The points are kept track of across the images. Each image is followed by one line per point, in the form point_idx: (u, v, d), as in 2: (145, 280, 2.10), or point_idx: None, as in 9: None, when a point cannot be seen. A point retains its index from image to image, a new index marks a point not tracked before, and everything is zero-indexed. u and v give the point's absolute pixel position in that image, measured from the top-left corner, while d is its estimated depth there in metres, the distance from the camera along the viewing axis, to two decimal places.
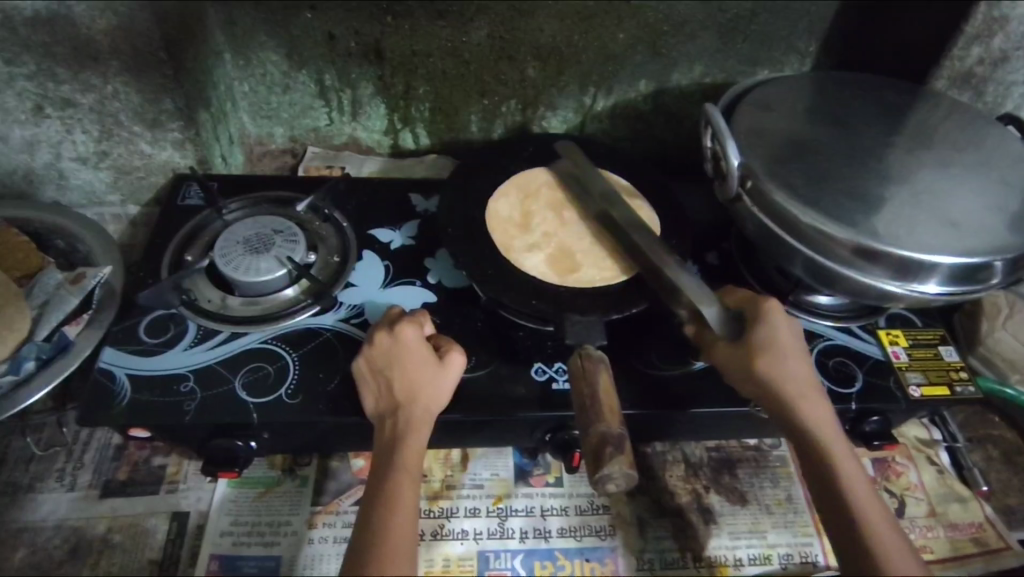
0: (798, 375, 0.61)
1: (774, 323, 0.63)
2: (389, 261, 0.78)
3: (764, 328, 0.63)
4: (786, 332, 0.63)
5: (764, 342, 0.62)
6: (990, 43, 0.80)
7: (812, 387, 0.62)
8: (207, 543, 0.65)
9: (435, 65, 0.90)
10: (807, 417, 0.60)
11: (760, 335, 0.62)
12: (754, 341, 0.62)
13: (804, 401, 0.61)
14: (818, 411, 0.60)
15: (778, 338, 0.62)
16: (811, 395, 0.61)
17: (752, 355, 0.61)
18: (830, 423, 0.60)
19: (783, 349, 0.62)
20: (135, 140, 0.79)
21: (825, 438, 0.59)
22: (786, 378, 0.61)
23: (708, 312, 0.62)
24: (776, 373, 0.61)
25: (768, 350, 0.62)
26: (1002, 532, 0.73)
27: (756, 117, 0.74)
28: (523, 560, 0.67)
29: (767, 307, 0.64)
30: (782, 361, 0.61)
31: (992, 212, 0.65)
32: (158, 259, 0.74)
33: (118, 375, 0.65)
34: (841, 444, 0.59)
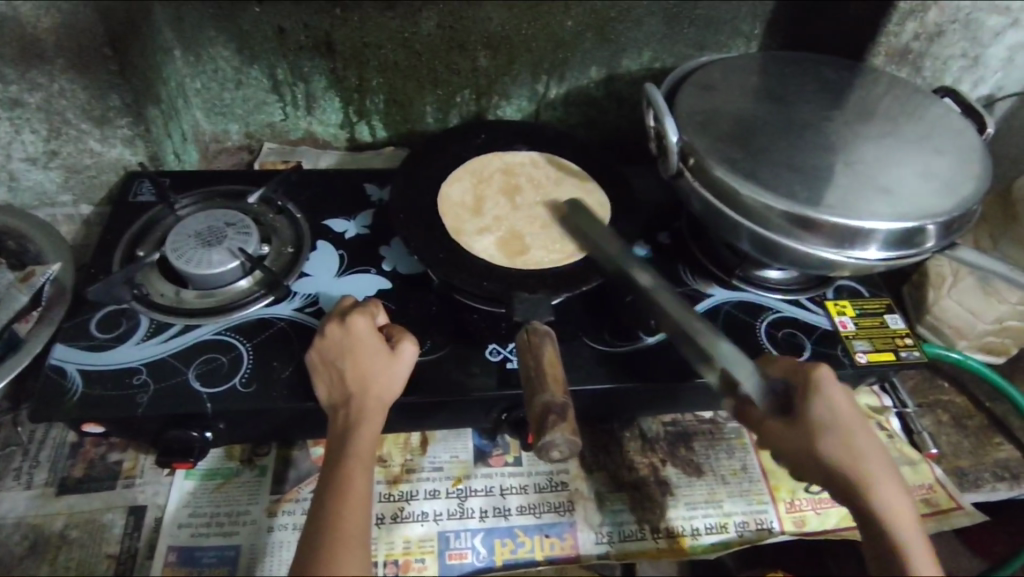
0: (865, 454, 0.58)
1: (834, 398, 0.59)
2: (343, 250, 0.78)
3: (823, 404, 0.59)
4: (846, 406, 0.60)
5: (826, 421, 0.59)
6: (923, 18, 0.82)
7: (881, 466, 0.58)
8: (165, 536, 0.65)
9: (387, 57, 0.90)
10: (877, 502, 0.57)
11: (819, 413, 0.59)
12: (810, 419, 0.59)
13: (870, 482, 0.57)
14: (890, 493, 0.57)
15: (836, 413, 0.59)
16: (881, 475, 0.58)
17: (811, 437, 0.58)
18: (898, 501, 0.57)
19: (848, 428, 0.58)
20: (84, 137, 0.79)
21: (896, 521, 0.56)
22: (854, 460, 0.58)
23: (748, 385, 0.59)
24: (841, 456, 0.58)
25: (830, 431, 0.58)
26: (952, 493, 0.75)
27: (699, 97, 0.75)
28: (483, 539, 0.67)
29: (822, 379, 0.60)
30: (848, 442, 0.58)
31: (922, 179, 0.67)
32: (110, 255, 0.74)
33: (69, 371, 0.65)
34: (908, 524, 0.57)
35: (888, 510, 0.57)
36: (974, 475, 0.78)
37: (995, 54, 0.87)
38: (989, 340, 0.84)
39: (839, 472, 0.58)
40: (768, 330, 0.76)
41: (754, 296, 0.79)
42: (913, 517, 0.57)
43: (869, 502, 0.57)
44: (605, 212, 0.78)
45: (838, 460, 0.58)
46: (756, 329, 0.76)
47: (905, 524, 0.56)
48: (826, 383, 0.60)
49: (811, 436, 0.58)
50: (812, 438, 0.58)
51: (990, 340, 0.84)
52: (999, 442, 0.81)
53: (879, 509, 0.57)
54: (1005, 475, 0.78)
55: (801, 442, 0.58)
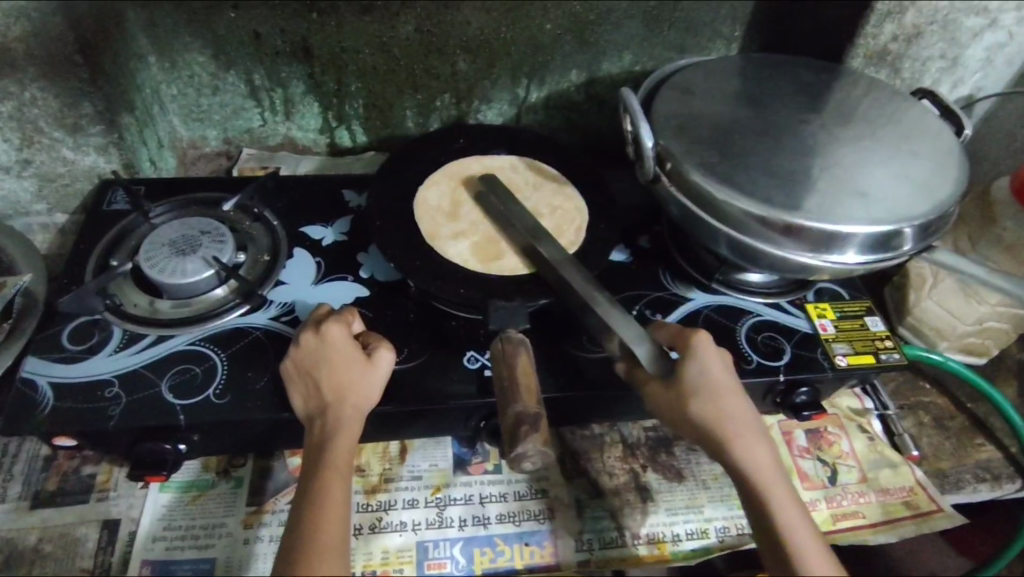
0: (734, 412, 0.59)
1: (705, 358, 0.61)
2: (320, 257, 0.78)
3: (695, 364, 0.61)
4: (717, 365, 0.61)
5: (696, 380, 0.60)
6: (901, 20, 0.82)
7: (748, 422, 0.59)
8: (138, 549, 0.64)
9: (365, 61, 0.90)
10: (743, 456, 0.58)
11: (692, 375, 0.60)
12: (682, 381, 0.60)
13: (739, 440, 0.58)
14: (757, 448, 0.58)
15: (708, 375, 0.60)
16: (750, 431, 0.59)
17: (682, 397, 0.59)
18: (766, 457, 0.58)
19: (716, 385, 0.60)
20: (57, 146, 0.78)
21: (762, 475, 0.58)
22: (722, 417, 0.59)
23: (639, 350, 0.59)
24: (710, 415, 0.59)
25: (699, 391, 0.59)
26: (933, 495, 0.74)
27: (678, 101, 0.75)
28: (462, 548, 0.67)
29: (696, 340, 0.62)
30: (717, 399, 0.59)
31: (899, 182, 0.67)
32: (82, 265, 0.73)
33: (39, 384, 0.64)
34: (775, 478, 0.58)
35: (753, 464, 0.58)
36: (955, 476, 0.78)
37: (974, 55, 0.87)
38: (970, 341, 0.84)
39: (708, 429, 0.59)
40: (748, 334, 0.75)
41: (734, 299, 0.79)
42: (781, 472, 0.58)
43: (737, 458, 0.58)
44: (583, 217, 0.78)
45: (707, 417, 0.59)
46: (736, 332, 0.75)
47: (771, 477, 0.58)
48: (698, 344, 0.62)
49: (681, 396, 0.59)
50: (681, 396, 0.59)
51: (971, 340, 0.84)
52: (980, 442, 0.81)
53: (747, 465, 0.58)
54: (986, 476, 0.78)
55: (672, 402, 0.60)
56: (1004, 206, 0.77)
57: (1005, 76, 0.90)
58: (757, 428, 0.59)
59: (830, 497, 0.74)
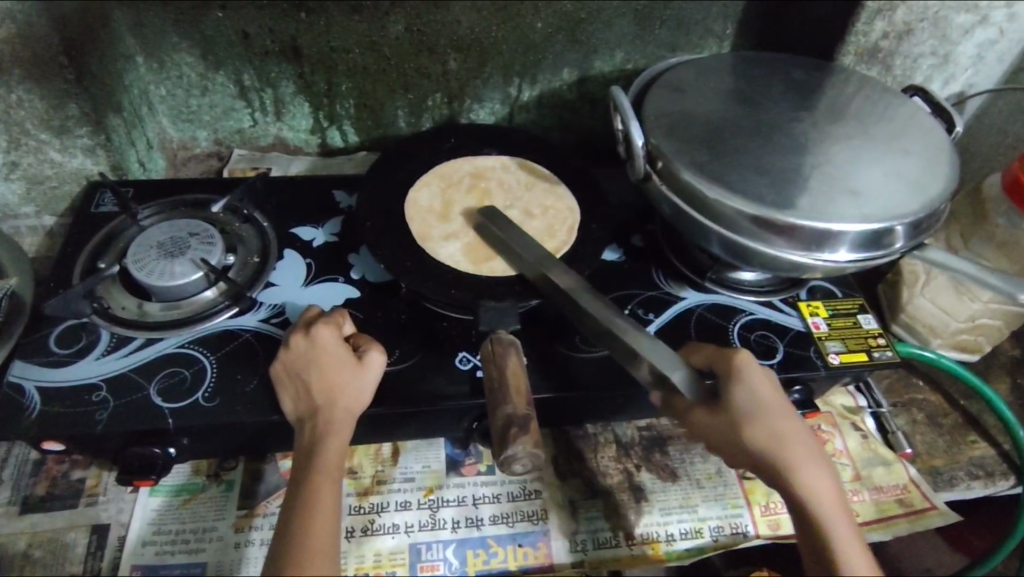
0: (789, 435, 0.58)
1: (754, 381, 0.60)
2: (311, 259, 0.77)
3: (743, 386, 0.60)
4: (766, 388, 0.60)
5: (746, 403, 0.59)
6: (892, 17, 0.82)
7: (805, 447, 0.58)
8: (128, 554, 0.64)
9: (356, 61, 0.89)
10: (799, 481, 0.56)
11: (741, 398, 0.59)
12: (732, 404, 0.59)
13: (796, 466, 0.57)
14: (816, 473, 0.57)
15: (759, 398, 0.59)
16: (806, 455, 0.58)
17: (732, 421, 0.58)
18: (824, 485, 0.57)
19: (768, 408, 0.59)
20: (44, 148, 0.77)
21: (819, 501, 0.56)
22: (776, 440, 0.57)
23: (675, 376, 0.60)
24: (763, 439, 0.57)
25: (751, 415, 0.58)
26: (927, 493, 0.74)
27: (669, 99, 0.75)
28: (455, 550, 0.66)
29: (743, 361, 0.61)
30: (770, 421, 0.58)
31: (890, 180, 0.67)
32: (70, 267, 0.73)
33: (27, 388, 0.64)
34: (834, 507, 0.56)
35: (812, 490, 0.56)
36: (949, 473, 0.78)
37: (965, 52, 0.87)
38: (963, 338, 0.84)
39: (762, 452, 0.57)
40: (741, 333, 0.75)
41: (726, 298, 0.79)
42: (840, 499, 0.57)
43: (793, 482, 0.57)
44: (575, 216, 0.77)
45: (760, 439, 0.57)
46: (729, 331, 0.75)
47: (828, 503, 0.56)
48: (747, 366, 0.61)
49: (732, 418, 0.58)
50: (732, 418, 0.58)
51: (964, 337, 0.84)
52: (974, 440, 0.81)
53: (804, 491, 0.56)
54: (980, 474, 0.78)
55: (723, 426, 0.59)
56: (995, 203, 0.77)
57: (995, 72, 0.90)
58: (814, 454, 0.58)
59: None
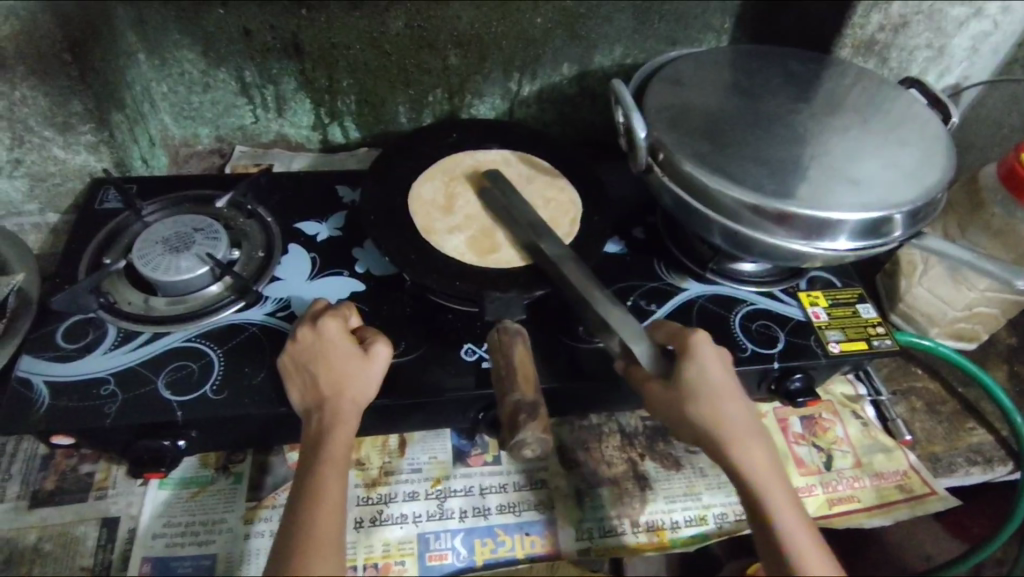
0: (733, 414, 0.58)
1: (706, 359, 0.60)
2: (315, 253, 0.78)
3: (696, 366, 0.60)
4: (718, 367, 0.60)
5: (698, 382, 0.59)
6: (888, 9, 0.83)
7: (749, 424, 0.59)
8: (139, 546, 0.64)
9: (357, 57, 0.90)
10: (746, 460, 0.58)
11: (690, 377, 0.59)
12: (681, 383, 0.59)
13: (739, 444, 0.58)
14: (758, 451, 0.58)
15: (707, 377, 0.59)
16: (750, 432, 0.59)
17: (680, 400, 0.59)
18: (766, 461, 0.58)
19: (717, 387, 0.59)
20: (48, 145, 0.77)
21: (764, 480, 0.57)
22: (724, 420, 0.58)
23: (640, 349, 0.59)
24: (709, 418, 0.58)
25: (698, 393, 0.59)
26: (926, 478, 0.75)
27: (669, 92, 0.76)
28: (463, 539, 0.67)
29: (696, 342, 0.61)
30: (718, 402, 0.59)
31: (888, 170, 0.68)
32: (76, 263, 0.73)
33: (35, 383, 0.64)
34: (775, 481, 0.57)
35: (756, 469, 0.57)
36: (948, 459, 0.79)
37: (960, 44, 0.88)
38: (960, 326, 0.86)
39: (711, 431, 0.58)
40: (742, 323, 0.76)
41: (728, 288, 0.79)
42: (781, 473, 0.58)
43: (738, 461, 0.58)
44: (578, 209, 0.78)
45: (709, 419, 0.58)
46: (731, 321, 0.76)
47: (773, 482, 0.57)
48: (700, 346, 0.61)
49: (684, 398, 0.59)
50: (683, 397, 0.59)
51: (961, 325, 0.85)
52: (972, 427, 0.82)
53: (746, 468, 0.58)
54: (978, 459, 0.79)
55: (671, 404, 0.59)
56: (991, 191, 0.78)
57: (990, 64, 0.91)
58: (756, 431, 0.59)
59: (826, 482, 0.74)
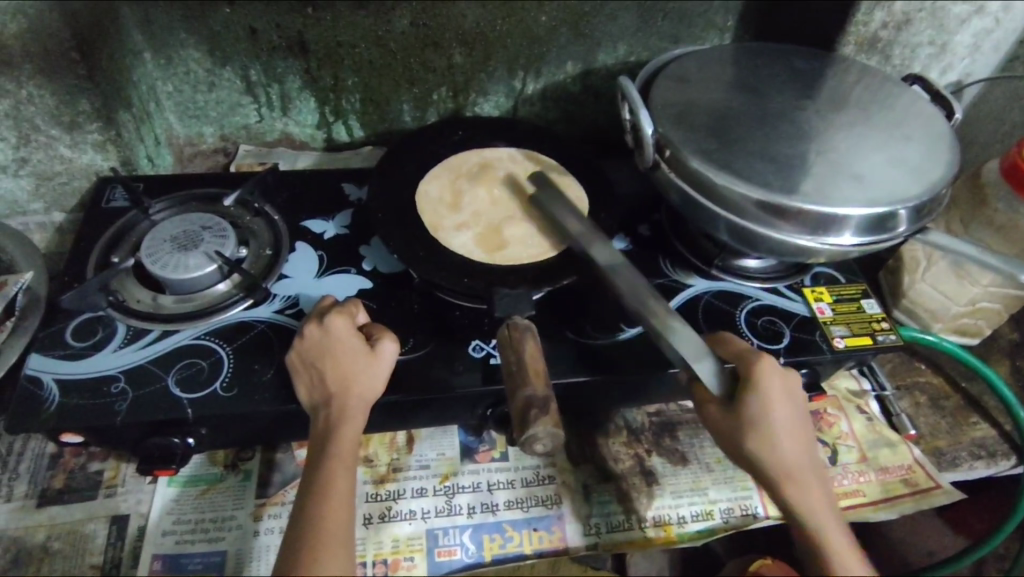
0: (795, 455, 0.59)
1: (775, 391, 0.59)
2: (322, 251, 0.78)
3: (762, 400, 0.59)
4: (785, 398, 0.59)
5: (763, 417, 0.58)
6: (891, 6, 0.83)
7: (809, 464, 0.60)
8: (149, 543, 0.64)
9: (362, 55, 0.90)
10: (803, 496, 0.59)
11: (754, 416, 0.58)
12: (745, 420, 0.59)
13: (799, 483, 0.59)
14: (818, 491, 0.59)
15: (772, 418, 0.58)
16: (810, 471, 0.59)
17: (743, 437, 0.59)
18: (823, 500, 0.59)
19: (783, 424, 0.59)
20: (54, 144, 0.77)
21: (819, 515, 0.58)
22: (785, 457, 0.58)
23: (702, 367, 0.59)
24: (770, 457, 0.59)
25: (762, 434, 0.58)
26: (931, 472, 0.76)
27: (675, 90, 0.76)
28: (472, 535, 0.67)
29: (765, 371, 0.59)
30: (781, 438, 0.59)
31: (893, 165, 0.68)
32: (84, 262, 0.73)
33: (45, 381, 0.64)
34: (832, 520, 0.59)
35: (812, 505, 0.59)
36: (952, 454, 0.79)
37: (962, 42, 0.88)
38: (963, 321, 0.86)
39: (772, 467, 0.59)
40: (748, 319, 0.76)
41: (733, 284, 0.80)
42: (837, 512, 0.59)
43: (794, 496, 0.59)
44: (584, 206, 0.78)
45: (771, 456, 0.58)
46: (736, 317, 0.76)
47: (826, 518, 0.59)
48: (769, 376, 0.59)
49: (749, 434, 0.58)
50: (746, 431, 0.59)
51: (963, 321, 0.86)
52: (975, 421, 0.82)
53: (805, 507, 0.59)
54: (982, 453, 0.80)
55: (733, 439, 0.59)
56: (994, 187, 0.79)
57: (992, 61, 0.92)
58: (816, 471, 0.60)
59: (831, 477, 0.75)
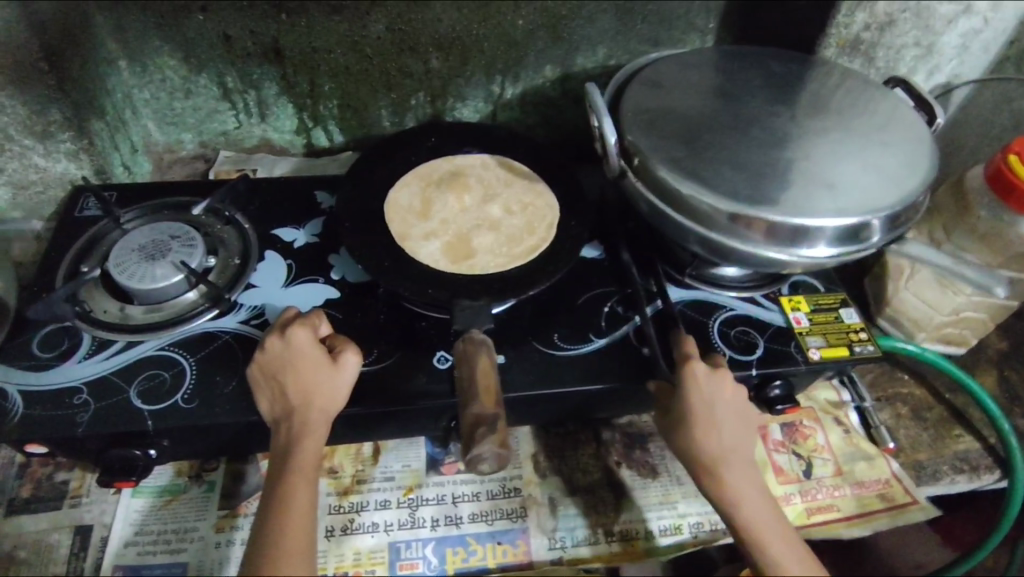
0: (720, 448, 0.60)
1: (695, 395, 0.61)
2: (292, 260, 0.77)
3: (684, 396, 0.61)
4: (710, 397, 0.61)
5: (686, 413, 0.61)
6: (873, 8, 0.81)
7: (741, 459, 0.60)
8: (111, 555, 0.64)
9: (337, 61, 0.89)
10: (731, 488, 0.59)
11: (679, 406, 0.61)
12: (674, 411, 0.62)
13: (724, 476, 0.59)
14: (745, 483, 0.59)
15: (691, 410, 0.60)
16: (738, 467, 0.60)
17: (670, 426, 0.62)
18: (750, 496, 0.59)
19: (701, 418, 0.60)
20: (28, 153, 0.77)
21: (752, 507, 0.59)
22: (713, 458, 0.60)
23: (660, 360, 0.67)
24: (696, 448, 0.60)
25: (683, 426, 0.61)
26: (908, 488, 0.74)
27: (647, 95, 0.75)
28: (434, 548, 0.67)
29: (687, 373, 0.61)
30: (705, 439, 0.60)
31: (866, 173, 0.67)
32: (53, 272, 0.73)
33: (9, 391, 0.64)
34: (760, 514, 0.59)
35: (746, 503, 0.59)
36: (932, 467, 0.77)
37: (949, 43, 0.86)
38: (948, 331, 0.84)
39: (700, 463, 0.60)
40: (721, 329, 0.75)
41: (707, 294, 0.79)
42: (768, 506, 0.59)
43: (720, 488, 0.60)
44: (555, 212, 0.77)
45: (699, 451, 0.60)
46: (709, 328, 0.75)
47: (767, 522, 0.58)
48: (692, 377, 0.61)
49: (679, 433, 0.61)
50: (678, 431, 0.61)
51: (948, 331, 0.84)
52: (959, 433, 0.80)
53: (731, 500, 0.59)
54: (964, 467, 0.77)
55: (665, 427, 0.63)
56: (977, 194, 0.76)
57: (982, 63, 0.89)
58: (745, 465, 0.60)
59: (805, 491, 0.73)
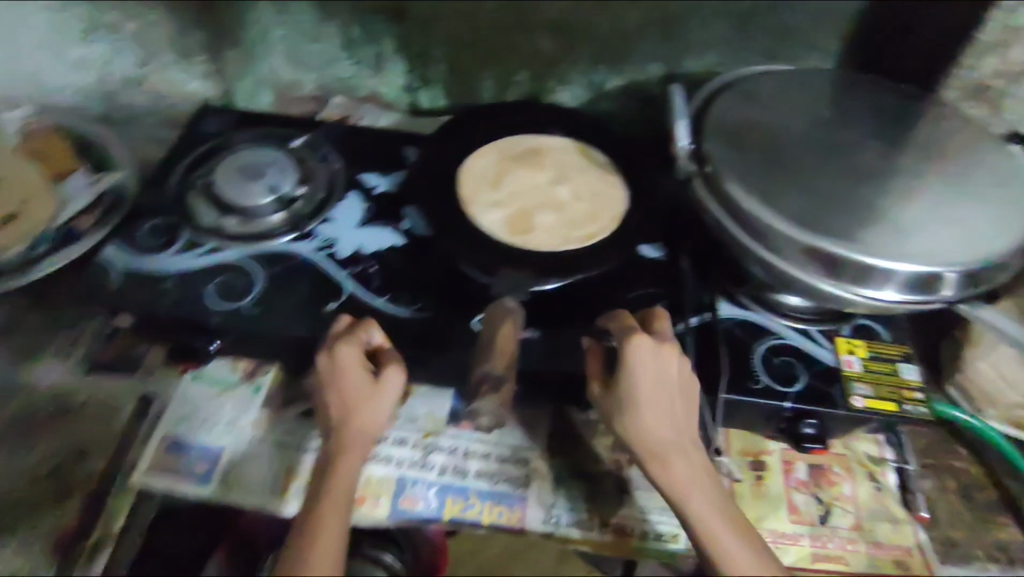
0: (659, 429, 0.60)
1: (640, 373, 0.60)
2: (370, 203, 0.83)
3: (627, 375, 0.61)
4: (652, 375, 0.61)
5: (629, 393, 0.60)
6: (1006, 54, 0.76)
7: (681, 442, 0.60)
8: (163, 426, 0.73)
9: (452, 28, 0.94)
10: (674, 473, 0.58)
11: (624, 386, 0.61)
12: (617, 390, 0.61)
13: (667, 460, 0.59)
14: (686, 467, 0.59)
15: (635, 388, 0.60)
16: (679, 451, 0.59)
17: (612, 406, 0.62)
18: (693, 480, 0.58)
19: (642, 397, 0.60)
20: (168, 67, 0.94)
21: (694, 493, 0.58)
22: (657, 442, 0.59)
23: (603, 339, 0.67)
24: (640, 431, 0.60)
25: (625, 405, 0.60)
26: (929, 561, 0.70)
27: (738, 106, 0.74)
28: (437, 492, 0.71)
29: (630, 348, 0.61)
30: (648, 420, 0.59)
31: (947, 226, 0.63)
32: (168, 175, 0.83)
33: (113, 270, 0.74)
34: (702, 499, 0.58)
35: (689, 488, 0.58)
36: (965, 548, 0.72)
37: None
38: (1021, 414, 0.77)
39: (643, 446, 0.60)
40: (764, 355, 0.73)
41: (760, 317, 0.77)
42: (710, 490, 0.59)
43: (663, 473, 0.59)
44: (621, 205, 0.79)
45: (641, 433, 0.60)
46: (752, 350, 0.74)
47: (716, 517, 0.57)
48: (635, 356, 0.61)
49: (620, 415, 0.61)
50: (620, 412, 0.61)
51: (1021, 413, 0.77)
52: (1005, 522, 0.75)
53: (674, 485, 0.58)
54: (1000, 557, 0.72)
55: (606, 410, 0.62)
56: None
57: None
58: (686, 448, 0.60)
59: (816, 535, 0.71)
